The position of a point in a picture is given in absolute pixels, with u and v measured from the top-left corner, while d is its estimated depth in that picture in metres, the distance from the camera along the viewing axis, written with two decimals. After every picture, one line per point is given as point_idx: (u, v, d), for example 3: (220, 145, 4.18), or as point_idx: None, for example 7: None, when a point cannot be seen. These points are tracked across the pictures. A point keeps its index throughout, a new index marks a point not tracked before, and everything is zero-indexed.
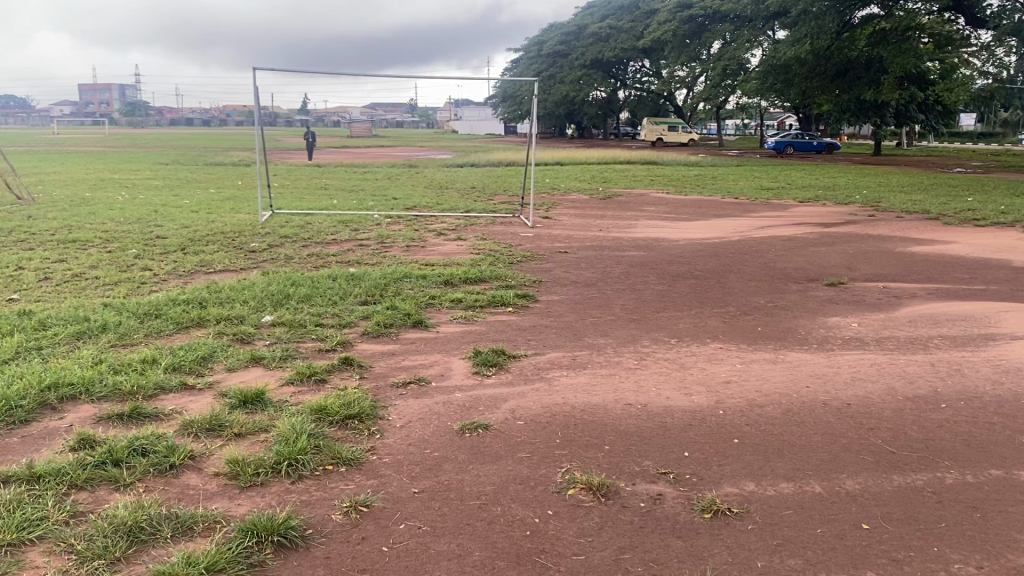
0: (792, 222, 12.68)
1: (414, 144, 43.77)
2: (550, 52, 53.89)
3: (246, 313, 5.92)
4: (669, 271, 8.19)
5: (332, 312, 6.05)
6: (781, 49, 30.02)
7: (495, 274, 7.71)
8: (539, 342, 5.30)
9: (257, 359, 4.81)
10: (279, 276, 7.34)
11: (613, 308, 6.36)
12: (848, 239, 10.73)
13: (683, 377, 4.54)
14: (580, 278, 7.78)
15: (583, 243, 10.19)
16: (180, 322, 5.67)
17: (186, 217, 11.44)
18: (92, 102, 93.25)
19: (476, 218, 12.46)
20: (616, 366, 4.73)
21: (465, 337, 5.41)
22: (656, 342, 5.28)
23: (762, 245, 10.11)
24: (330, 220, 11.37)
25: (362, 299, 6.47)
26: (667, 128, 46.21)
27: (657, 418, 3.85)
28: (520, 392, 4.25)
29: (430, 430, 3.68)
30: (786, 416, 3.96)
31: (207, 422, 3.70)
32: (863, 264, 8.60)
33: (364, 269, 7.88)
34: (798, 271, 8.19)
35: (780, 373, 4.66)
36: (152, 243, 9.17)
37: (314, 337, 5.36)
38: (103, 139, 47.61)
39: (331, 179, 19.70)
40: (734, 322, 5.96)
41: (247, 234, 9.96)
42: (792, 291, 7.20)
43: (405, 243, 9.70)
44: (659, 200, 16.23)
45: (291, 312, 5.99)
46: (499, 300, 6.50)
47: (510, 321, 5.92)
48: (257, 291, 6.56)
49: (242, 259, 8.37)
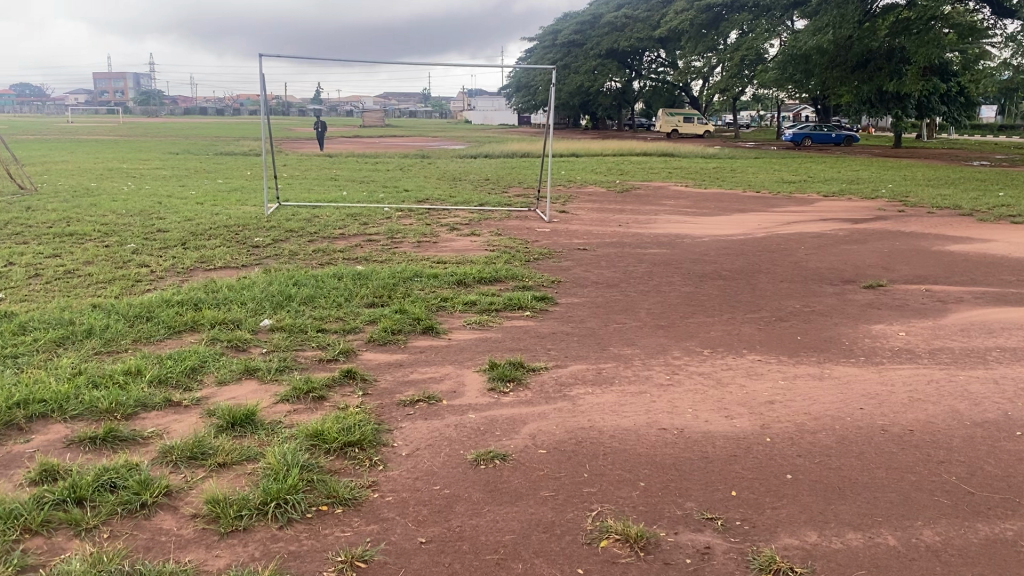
0: (819, 218, 12.17)
1: (427, 134, 43.33)
2: (566, 41, 53.21)
3: (244, 316, 5.50)
4: (695, 271, 7.74)
5: (336, 316, 5.62)
6: (800, 39, 29.30)
7: (511, 274, 7.27)
8: (560, 352, 4.85)
9: (251, 370, 4.40)
10: (282, 275, 6.91)
11: (638, 313, 5.91)
12: (880, 236, 10.23)
13: (721, 395, 4.10)
14: (601, 278, 7.34)
15: (602, 239, 9.73)
16: (172, 326, 5.26)
17: (190, 209, 11.05)
18: (105, 92, 93.41)
19: (490, 211, 12.01)
20: (646, 381, 4.28)
21: (479, 346, 4.98)
22: (688, 353, 4.83)
23: (791, 243, 9.62)
24: (339, 213, 10.97)
25: (368, 301, 6.05)
26: (682, 119, 45.55)
27: (697, 448, 3.41)
28: (541, 412, 3.82)
29: (439, 461, 3.25)
30: (842, 444, 3.51)
31: (188, 448, 3.28)
32: (901, 264, 8.10)
33: (372, 267, 7.45)
34: (833, 272, 7.71)
35: (828, 392, 4.20)
36: (152, 237, 8.76)
37: (314, 345, 4.95)
38: (117, 128, 47.41)
39: (342, 169, 19.26)
40: (770, 330, 5.50)
41: (251, 228, 9.55)
42: (830, 295, 6.73)
43: (416, 238, 9.27)
44: (678, 194, 15.72)
45: (292, 315, 5.58)
46: (516, 303, 6.06)
47: (528, 326, 5.48)
48: (257, 292, 6.14)
49: (244, 256, 7.95)
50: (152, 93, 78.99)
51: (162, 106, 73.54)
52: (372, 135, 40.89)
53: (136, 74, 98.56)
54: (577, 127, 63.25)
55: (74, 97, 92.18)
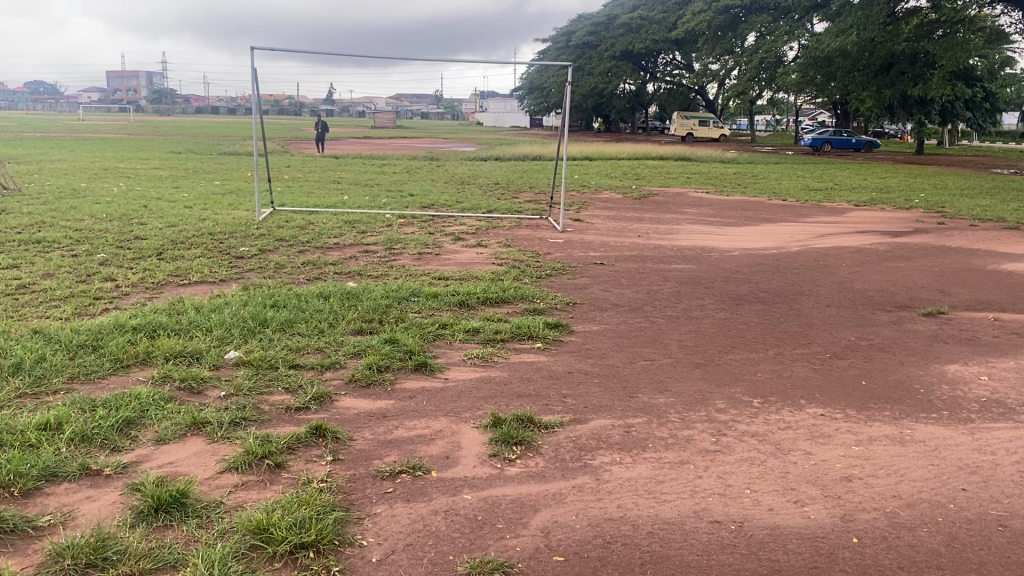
0: (854, 230, 11.30)
1: (439, 136, 42.60)
2: (579, 43, 52.27)
3: (205, 348, 4.68)
4: (728, 291, 6.91)
5: (315, 348, 4.80)
6: (822, 41, 28.40)
7: (520, 293, 6.44)
8: (578, 400, 4.00)
9: (199, 423, 3.57)
10: (261, 293, 6.10)
11: (668, 346, 5.06)
12: (926, 252, 9.35)
13: (785, 469, 3.26)
14: (622, 299, 6.50)
15: (620, 252, 8.89)
16: (120, 359, 4.45)
17: (176, 213, 10.29)
18: (119, 91, 93.61)
19: (499, 219, 11.19)
20: (687, 446, 3.44)
21: (482, 389, 4.15)
22: (735, 404, 3.99)
23: (828, 259, 8.74)
24: (336, 220, 10.20)
25: (356, 328, 5.23)
26: (698, 122, 44.66)
27: (764, 557, 2.57)
28: (554, 492, 2.98)
29: (419, 574, 2.42)
30: (952, 550, 2.65)
31: (88, 551, 2.46)
32: (957, 287, 7.23)
33: (365, 283, 6.65)
34: (883, 296, 6.84)
35: (916, 463, 3.36)
36: (127, 246, 7.97)
37: (283, 386, 4.12)
38: (128, 127, 46.89)
39: (347, 171, 18.50)
40: (827, 372, 4.65)
41: (238, 236, 8.76)
42: (886, 324, 5.87)
43: (417, 249, 8.45)
44: (699, 201, 14.86)
45: (264, 345, 4.77)
46: (526, 332, 5.21)
47: (539, 363, 4.64)
48: (226, 316, 5.32)
49: (224, 269, 7.15)
50: (169, 92, 77.53)
51: (173, 104, 72.83)
52: (384, 136, 40.19)
53: (151, 73, 98.05)
54: (590, 130, 62.42)
55: (88, 95, 91.92)
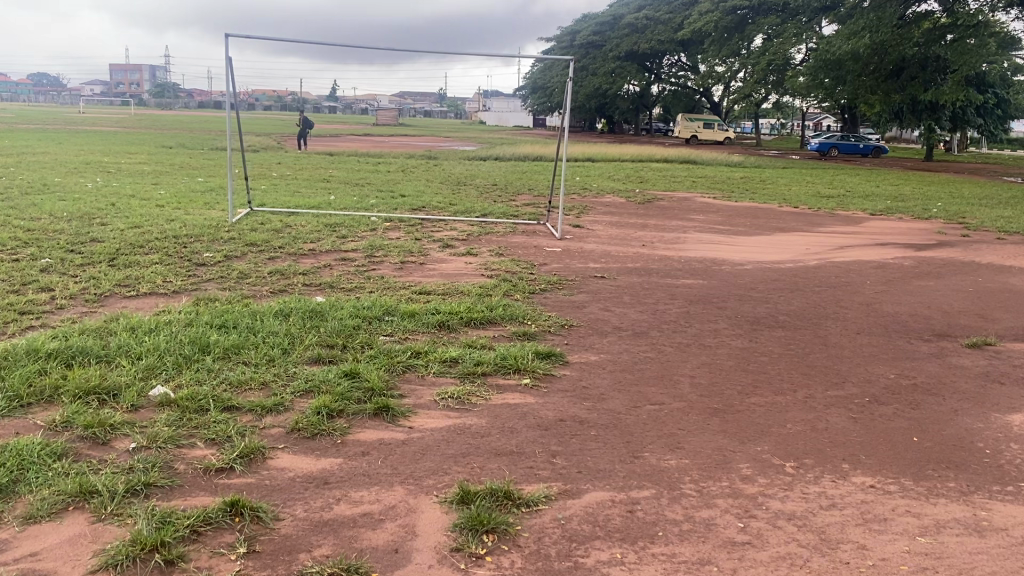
0: (874, 242, 10.55)
1: (440, 135, 41.73)
2: (584, 42, 51.37)
3: (127, 381, 3.92)
4: (744, 313, 6.16)
5: (260, 382, 4.05)
6: (831, 43, 27.53)
7: (509, 313, 5.68)
8: (570, 461, 3.24)
9: (86, 492, 2.80)
10: (211, 310, 5.32)
11: (679, 385, 4.30)
12: (955, 268, 8.61)
13: (836, 573, 2.49)
14: (624, 321, 5.74)
15: (623, 263, 8.15)
16: (18, 396, 3.68)
17: (145, 213, 9.54)
18: (122, 85, 93.16)
19: (493, 224, 10.43)
20: (708, 537, 2.68)
21: (452, 443, 3.38)
22: (766, 471, 3.23)
23: (850, 275, 7.99)
24: (316, 222, 9.47)
25: (312, 356, 4.47)
26: (702, 125, 43.95)
27: None
28: None
29: None
30: None
31: None
32: (1000, 311, 6.47)
33: (334, 298, 5.87)
34: (917, 322, 6.07)
35: (1002, 565, 2.60)
36: (78, 249, 7.22)
37: (208, 439, 3.36)
38: (126, 120, 46.11)
39: (339, 169, 17.78)
40: (869, 423, 3.88)
41: (204, 239, 8.01)
42: (927, 358, 5.11)
43: (399, 258, 7.70)
44: (706, 207, 14.10)
45: (198, 380, 4.00)
46: (512, 364, 4.45)
47: (527, 406, 3.88)
48: (162, 339, 4.54)
49: (179, 278, 6.38)
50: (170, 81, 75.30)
51: (175, 95, 71.24)
52: (383, 134, 39.43)
53: (154, 68, 97.59)
54: (593, 130, 61.71)
55: (91, 89, 91.23)
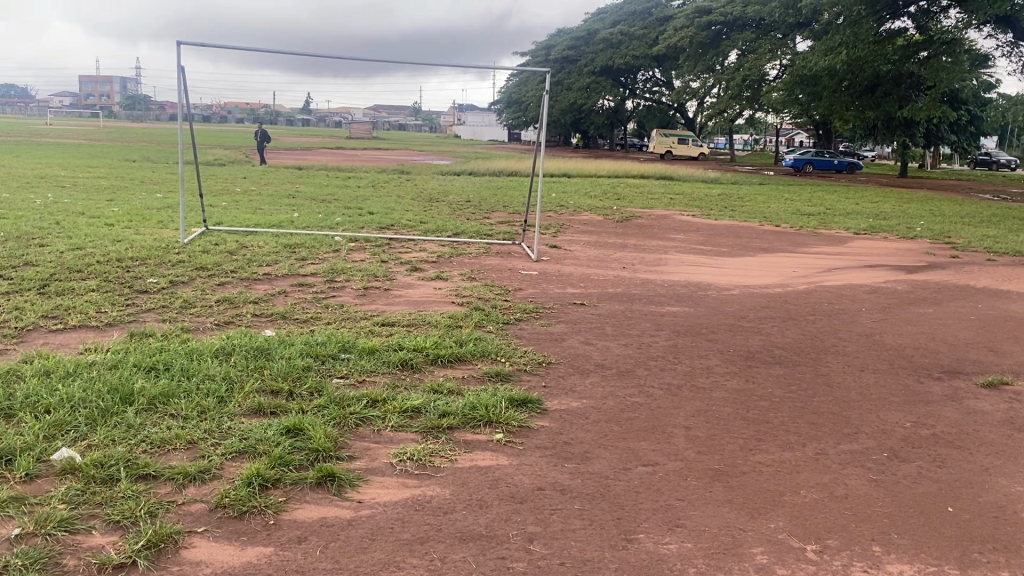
0: (862, 263, 10.14)
1: (414, 149, 41.14)
2: (558, 57, 51.06)
3: (28, 442, 3.31)
4: (738, 347, 5.64)
5: (187, 439, 3.46)
6: (807, 60, 27.22)
7: (479, 349, 5.12)
8: (551, 547, 2.69)
9: None
10: (142, 347, 4.72)
11: (674, 440, 3.76)
12: (952, 293, 8.17)
13: None
14: (607, 357, 5.21)
15: (603, 288, 7.64)
16: None
17: (90, 232, 8.89)
18: (92, 95, 91.97)
19: (465, 244, 9.90)
20: None
21: (407, 525, 2.81)
22: (786, 558, 2.70)
23: (844, 301, 7.53)
24: (276, 243, 8.88)
25: (250, 407, 3.87)
26: (678, 140, 43.74)
27: None
28: None
29: None
30: None
31: None
32: (1009, 344, 6.01)
33: (284, 331, 5.28)
34: (924, 357, 5.58)
35: None
36: (6, 274, 6.59)
37: (111, 522, 2.76)
38: (94, 132, 45.09)
39: (307, 185, 17.15)
40: (894, 488, 3.35)
41: (151, 262, 7.39)
42: (942, 402, 4.60)
43: (362, 282, 7.13)
44: (686, 226, 13.65)
45: (109, 440, 3.39)
46: (482, 415, 3.89)
47: (499, 470, 3.31)
48: (78, 386, 3.92)
49: (116, 308, 5.76)
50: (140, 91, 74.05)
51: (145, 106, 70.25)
52: (355, 148, 38.75)
53: (124, 80, 96.06)
54: (568, 145, 61.44)
55: (59, 100, 90.29)
